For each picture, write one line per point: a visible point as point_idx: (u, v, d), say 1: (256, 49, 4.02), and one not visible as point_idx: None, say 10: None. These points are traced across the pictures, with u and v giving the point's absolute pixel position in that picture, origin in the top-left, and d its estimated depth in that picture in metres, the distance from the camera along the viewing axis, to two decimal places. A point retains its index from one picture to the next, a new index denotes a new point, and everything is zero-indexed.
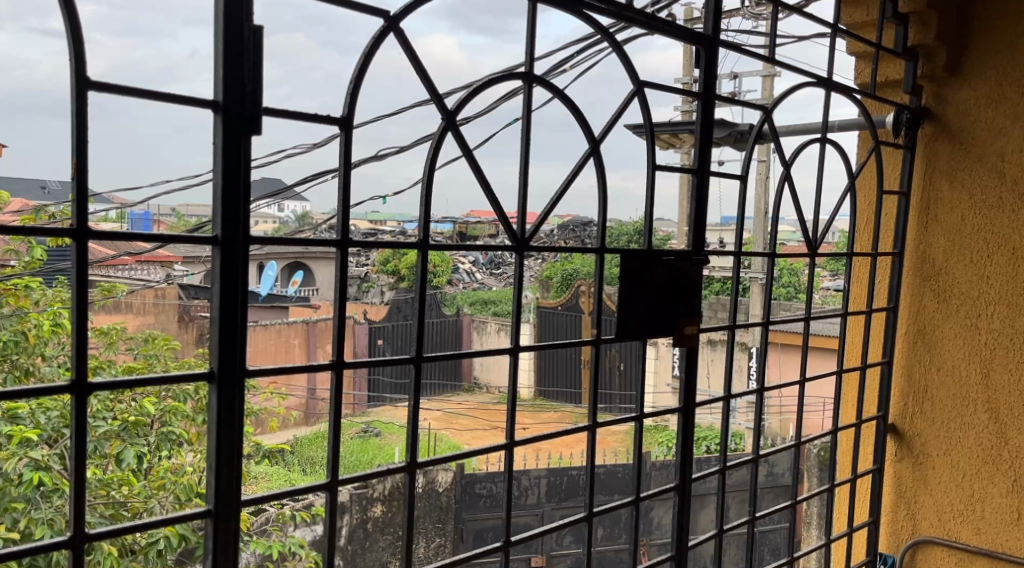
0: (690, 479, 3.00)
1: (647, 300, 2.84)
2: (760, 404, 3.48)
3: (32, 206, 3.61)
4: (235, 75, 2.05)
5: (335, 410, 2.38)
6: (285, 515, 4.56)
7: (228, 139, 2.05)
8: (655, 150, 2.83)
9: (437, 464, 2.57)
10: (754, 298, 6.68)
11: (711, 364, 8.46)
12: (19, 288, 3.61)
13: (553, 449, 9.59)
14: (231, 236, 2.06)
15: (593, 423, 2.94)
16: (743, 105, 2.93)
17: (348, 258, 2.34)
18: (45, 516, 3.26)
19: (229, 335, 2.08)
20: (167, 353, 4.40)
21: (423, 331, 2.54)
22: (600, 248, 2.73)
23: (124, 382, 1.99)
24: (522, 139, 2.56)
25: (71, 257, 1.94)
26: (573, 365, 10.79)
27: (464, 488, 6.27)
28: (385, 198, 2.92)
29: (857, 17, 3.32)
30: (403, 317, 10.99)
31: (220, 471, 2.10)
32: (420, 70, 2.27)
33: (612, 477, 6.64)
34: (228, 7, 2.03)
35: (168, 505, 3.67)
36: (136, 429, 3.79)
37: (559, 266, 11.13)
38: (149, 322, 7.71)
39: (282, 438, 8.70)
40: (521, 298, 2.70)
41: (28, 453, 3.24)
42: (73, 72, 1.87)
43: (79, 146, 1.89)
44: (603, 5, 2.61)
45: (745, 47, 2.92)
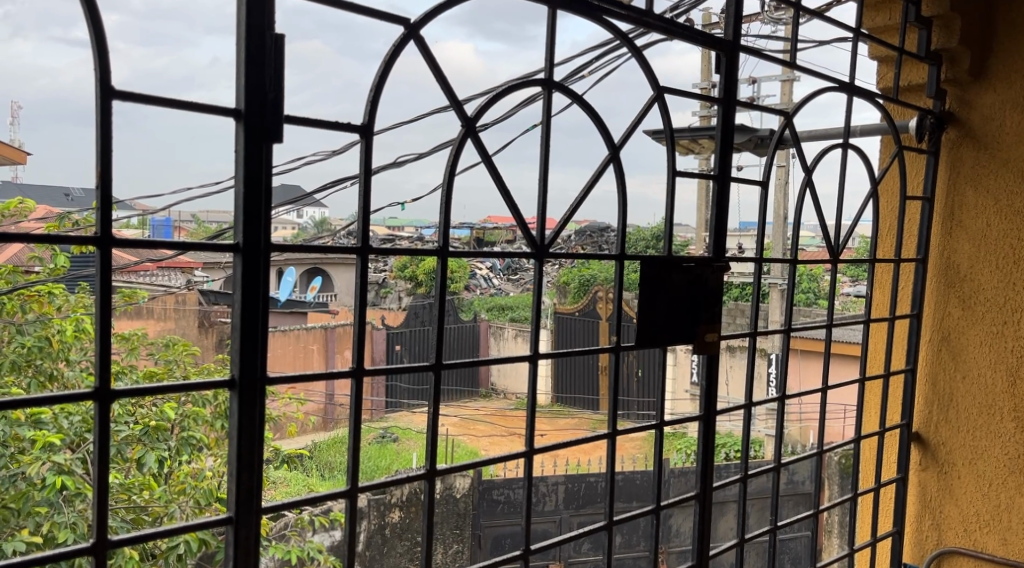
0: (711, 487, 2.98)
1: (667, 306, 2.83)
2: (782, 412, 3.44)
3: (55, 212, 3.61)
4: (258, 83, 2.05)
5: (355, 416, 2.38)
6: (304, 519, 4.55)
7: (250, 147, 2.05)
8: (675, 156, 2.82)
9: (455, 471, 2.56)
10: (774, 303, 6.64)
11: (730, 371, 8.42)
12: (42, 295, 3.63)
13: (570, 456, 9.57)
14: (252, 243, 2.06)
15: (613, 431, 2.92)
16: (763, 111, 2.91)
17: (368, 264, 2.34)
18: (67, 520, 3.25)
19: (250, 341, 2.08)
20: (187, 359, 4.41)
21: (443, 338, 2.53)
22: (620, 254, 2.72)
23: (145, 389, 1.99)
24: (542, 145, 2.55)
25: (95, 264, 1.94)
26: (590, 371, 10.77)
27: (482, 494, 6.24)
28: (403, 205, 2.88)
29: (880, 20, 3.29)
30: (421, 323, 10.99)
31: (240, 478, 2.10)
32: (440, 76, 2.27)
33: (630, 484, 6.58)
34: (251, 15, 2.03)
35: (188, 510, 3.69)
36: (157, 434, 3.77)
37: (577, 271, 11.15)
38: (169, 327, 7.76)
39: (301, 443, 8.71)
40: (540, 303, 2.69)
41: (51, 458, 3.25)
42: (98, 81, 1.88)
43: (103, 154, 1.90)
44: (624, 10, 2.60)
45: (765, 52, 2.91)
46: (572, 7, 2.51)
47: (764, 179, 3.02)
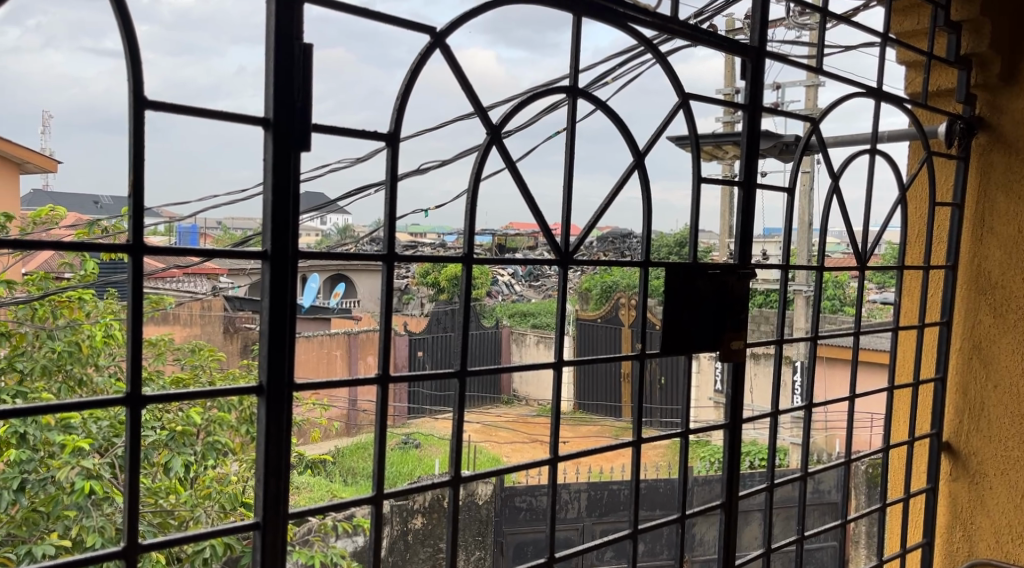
0: (737, 495, 2.96)
1: (692, 313, 2.81)
2: (808, 420, 3.41)
3: (85, 219, 3.63)
4: (286, 92, 2.06)
5: (380, 422, 2.38)
6: (328, 525, 4.54)
7: (279, 155, 2.06)
8: (700, 162, 2.80)
9: (480, 478, 2.56)
10: (799, 311, 6.59)
11: (755, 379, 8.37)
12: (73, 301, 3.67)
13: (593, 463, 9.54)
14: (280, 250, 2.07)
15: (638, 439, 2.90)
16: (788, 117, 2.90)
17: (394, 271, 2.34)
18: (96, 524, 3.25)
19: (278, 348, 2.08)
20: (212, 364, 4.42)
21: (468, 345, 2.53)
22: (645, 262, 2.71)
23: (175, 395, 2.00)
24: (566, 152, 2.55)
25: (127, 272, 1.96)
26: (613, 378, 10.74)
27: (504, 501, 6.22)
28: (427, 212, 2.88)
29: (907, 26, 3.30)
30: (443, 329, 11.00)
31: (268, 484, 2.10)
32: (466, 84, 2.27)
33: (654, 492, 6.52)
34: (279, 24, 2.04)
35: (213, 514, 3.68)
36: (183, 438, 3.80)
37: (599, 278, 11.13)
38: (195, 333, 7.80)
39: (323, 448, 8.75)
40: (564, 310, 2.68)
41: (80, 462, 3.26)
42: (131, 90, 1.89)
43: (136, 163, 1.91)
44: (649, 17, 2.60)
45: (791, 57, 2.89)
46: (597, 14, 2.51)
47: (790, 186, 3.00)
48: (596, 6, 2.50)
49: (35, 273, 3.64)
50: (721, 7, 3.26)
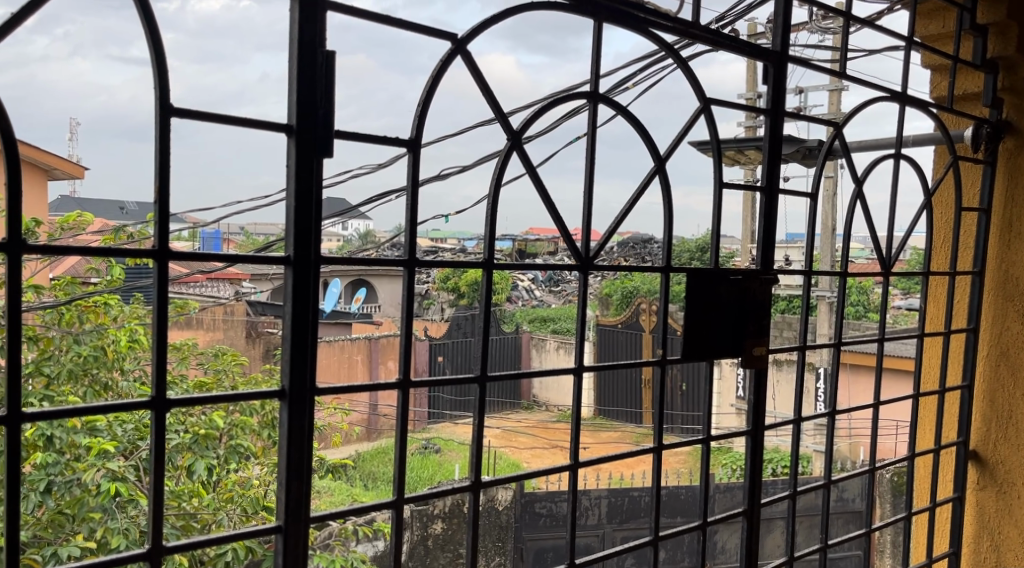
0: (759, 503, 2.94)
1: (714, 320, 2.80)
2: (832, 427, 3.37)
3: (111, 225, 3.65)
4: (309, 99, 2.07)
5: (400, 427, 2.38)
6: (349, 528, 4.53)
7: (302, 161, 2.07)
8: (721, 167, 2.79)
9: (500, 483, 2.55)
10: (823, 317, 6.53)
11: (777, 386, 8.32)
12: (99, 305, 3.70)
13: (614, 470, 9.51)
14: (302, 255, 2.08)
15: (658, 445, 2.89)
16: (811, 121, 2.88)
17: (415, 276, 2.34)
18: (121, 525, 3.26)
19: (300, 353, 2.09)
20: (235, 368, 4.44)
21: (488, 349, 2.52)
22: (666, 267, 2.70)
23: (199, 398, 2.01)
24: (587, 157, 2.54)
25: (151, 276, 1.96)
26: (633, 384, 10.70)
27: (524, 507, 6.21)
28: (447, 217, 2.87)
29: (932, 29, 3.29)
30: (463, 334, 11.00)
31: (290, 488, 2.11)
32: (487, 90, 2.28)
33: (675, 499, 6.49)
34: (302, 31, 2.05)
35: (235, 518, 3.73)
36: (206, 442, 3.81)
37: (620, 283, 11.10)
38: (218, 338, 7.84)
39: (344, 453, 8.76)
40: (585, 316, 2.67)
41: (105, 465, 3.30)
42: (157, 97, 1.90)
43: (162, 169, 1.93)
44: (669, 22, 2.59)
45: (814, 61, 2.88)
46: (619, 19, 2.51)
47: (814, 191, 2.98)
48: (618, 12, 2.50)
49: (62, 278, 3.66)
50: (743, 12, 3.24)
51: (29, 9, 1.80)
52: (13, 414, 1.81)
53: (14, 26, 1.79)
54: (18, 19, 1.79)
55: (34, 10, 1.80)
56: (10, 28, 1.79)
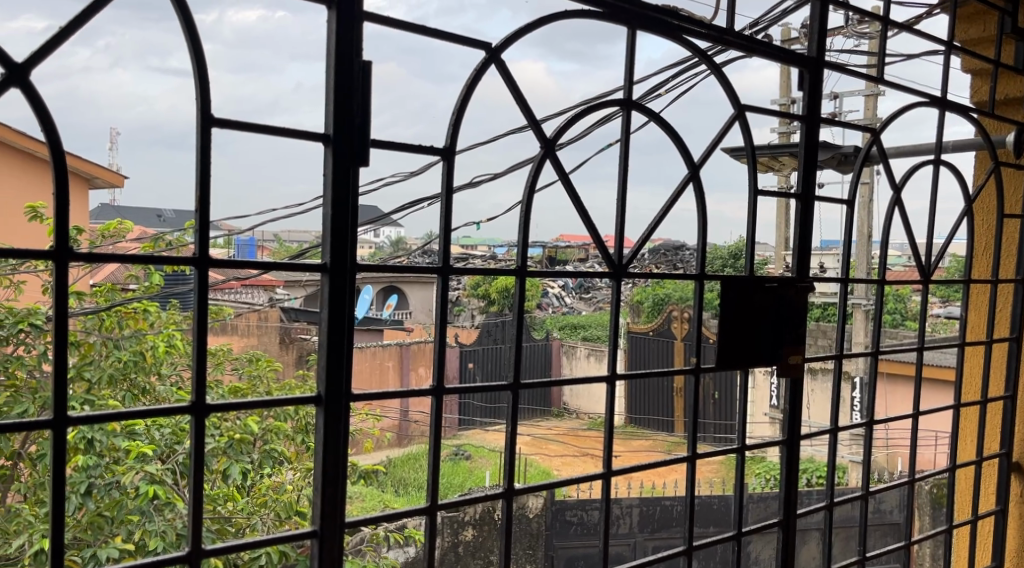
0: (795, 513, 2.91)
1: (751, 328, 2.78)
2: (870, 439, 3.32)
3: (150, 233, 3.68)
4: (345, 108, 2.07)
5: (433, 434, 2.38)
6: (380, 534, 4.48)
7: (338, 171, 2.08)
8: (756, 174, 2.76)
9: (532, 491, 2.54)
10: (858, 325, 6.45)
11: (812, 395, 8.22)
12: (138, 312, 3.73)
13: (645, 479, 9.45)
14: (339, 262, 2.08)
15: (692, 454, 2.86)
16: (847, 127, 2.86)
17: (449, 283, 2.33)
18: (158, 528, 3.27)
19: (335, 359, 2.09)
20: (270, 374, 4.45)
21: (521, 357, 2.51)
22: (700, 274, 2.68)
23: (238, 403, 2.01)
24: (620, 163, 2.53)
25: (192, 283, 1.98)
26: (665, 393, 10.63)
27: (555, 515, 6.14)
28: (479, 224, 2.84)
29: (973, 33, 3.25)
30: (494, 341, 11.00)
31: (325, 492, 2.11)
32: (520, 98, 2.28)
33: (708, 509, 6.43)
34: (339, 42, 2.06)
35: (269, 523, 3.71)
36: (241, 446, 3.82)
37: (651, 291, 11.05)
38: (252, 344, 7.87)
39: (376, 459, 8.78)
40: (618, 323, 2.65)
41: (144, 467, 3.31)
42: (198, 107, 1.92)
43: (203, 178, 1.94)
44: (703, 29, 2.58)
45: (850, 67, 2.85)
46: (653, 27, 2.50)
47: (850, 198, 2.95)
48: (654, 19, 2.49)
49: (103, 284, 3.71)
50: (778, 17, 3.22)
51: (76, 23, 1.82)
52: (57, 418, 1.82)
53: (60, 40, 1.81)
54: (65, 33, 1.81)
55: (80, 25, 1.82)
56: (57, 42, 1.81)
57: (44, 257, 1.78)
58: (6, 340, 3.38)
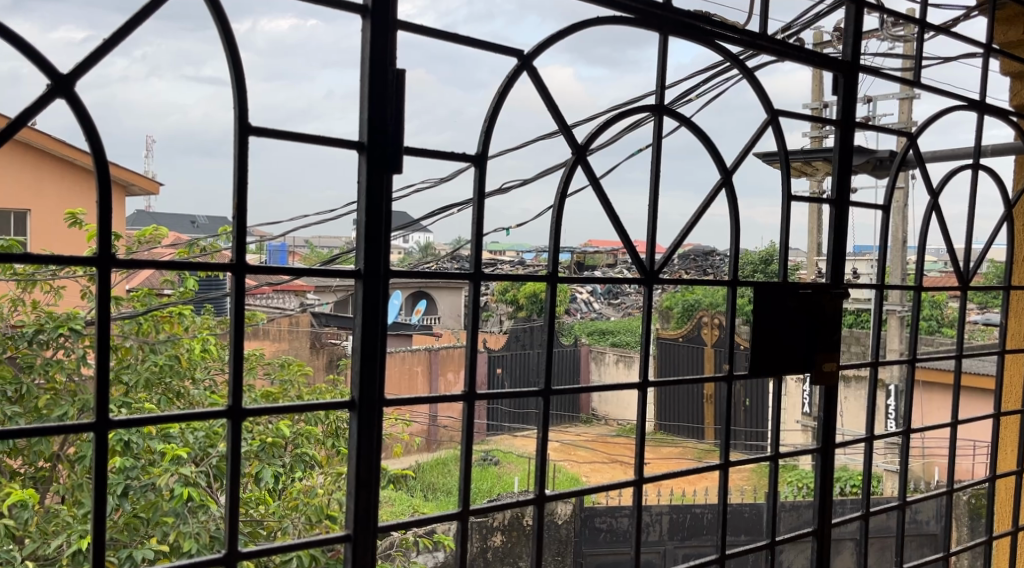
0: (831, 523, 2.86)
1: (785, 335, 2.75)
2: (906, 447, 3.27)
3: (184, 238, 3.70)
4: (379, 115, 2.07)
5: (464, 439, 2.37)
6: (409, 538, 4.45)
7: (372, 177, 2.07)
8: (790, 180, 2.73)
9: (565, 497, 2.52)
10: (893, 332, 6.38)
11: (846, 403, 8.13)
12: (173, 316, 3.77)
13: (675, 486, 9.39)
14: (373, 268, 2.08)
15: (725, 462, 2.83)
16: (882, 132, 2.82)
17: (481, 289, 2.33)
18: (193, 529, 3.28)
19: (369, 364, 2.08)
20: (301, 378, 4.46)
21: (552, 363, 2.49)
22: (733, 280, 2.65)
23: (275, 408, 2.02)
24: (652, 169, 2.51)
25: (228, 289, 1.98)
26: (695, 399, 10.57)
27: (585, 521, 6.11)
28: (508, 230, 2.84)
29: (1012, 35, 3.20)
30: (522, 346, 10.97)
31: (358, 497, 2.10)
32: (551, 104, 2.27)
33: (739, 516, 6.37)
34: (374, 50, 2.06)
35: (299, 526, 3.66)
36: (273, 450, 3.84)
37: (681, 296, 10.98)
38: (283, 348, 7.89)
39: (405, 464, 8.79)
40: (650, 330, 2.63)
41: (179, 469, 3.31)
42: (235, 116, 1.92)
43: (240, 186, 1.94)
44: (736, 34, 2.56)
45: (885, 70, 2.82)
46: (685, 32, 2.48)
47: (887, 203, 2.91)
48: (685, 25, 2.47)
49: (140, 289, 3.75)
50: (811, 21, 3.19)
51: (119, 35, 1.83)
52: (99, 422, 1.83)
53: (104, 52, 1.83)
54: (108, 46, 1.83)
55: (123, 36, 1.84)
56: (100, 54, 1.83)
57: (87, 264, 1.79)
58: (46, 344, 3.44)
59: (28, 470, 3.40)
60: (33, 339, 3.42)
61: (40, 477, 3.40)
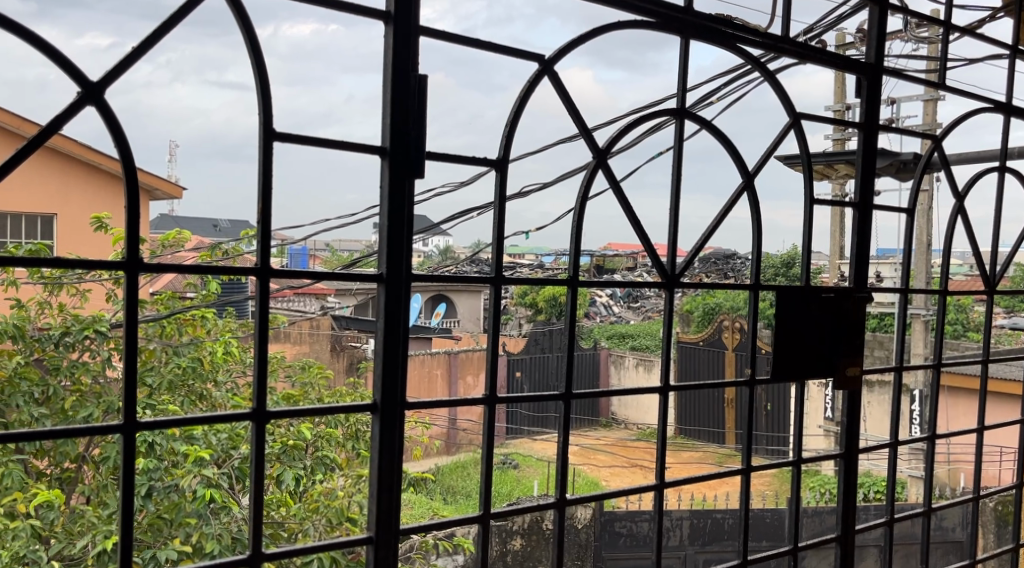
0: (854, 529, 2.83)
1: (809, 339, 2.73)
2: (932, 453, 3.24)
3: (206, 242, 3.71)
4: (401, 120, 2.07)
5: (485, 443, 2.36)
6: (429, 541, 4.43)
7: (394, 182, 2.07)
8: (812, 182, 2.71)
9: (585, 501, 2.51)
10: (917, 336, 6.32)
11: (869, 408, 8.06)
12: (196, 319, 3.80)
13: (696, 491, 9.34)
14: (396, 273, 2.07)
15: (747, 467, 2.81)
16: (905, 134, 2.79)
17: (502, 293, 2.32)
18: (215, 531, 3.29)
19: (392, 367, 2.08)
20: (321, 381, 4.47)
21: (573, 367, 2.48)
22: (755, 284, 2.63)
23: (299, 411, 2.02)
24: (673, 173, 2.50)
25: (253, 292, 1.98)
26: (716, 404, 10.53)
27: (604, 525, 6.08)
28: (528, 233, 2.84)
29: None
30: (542, 350, 10.95)
31: (381, 499, 2.10)
32: (572, 108, 2.27)
33: (761, 522, 6.32)
34: (396, 56, 2.06)
35: (321, 528, 3.65)
36: (294, 452, 3.85)
37: (702, 300, 10.93)
38: (304, 351, 7.92)
39: (425, 466, 8.80)
40: (671, 333, 2.62)
41: (202, 471, 3.32)
42: (261, 122, 1.92)
43: (265, 191, 1.94)
44: (758, 38, 2.54)
45: (908, 73, 2.79)
46: (707, 37, 2.47)
47: (911, 206, 2.88)
48: (706, 29, 2.46)
49: (164, 292, 3.77)
50: (833, 23, 3.17)
51: (148, 43, 1.84)
52: (126, 423, 1.84)
53: (133, 60, 1.84)
54: (137, 54, 1.84)
55: (152, 44, 1.85)
56: (129, 62, 1.84)
57: (115, 269, 1.80)
58: (72, 346, 3.46)
59: (53, 471, 3.42)
60: (60, 341, 3.43)
61: (66, 477, 3.41)
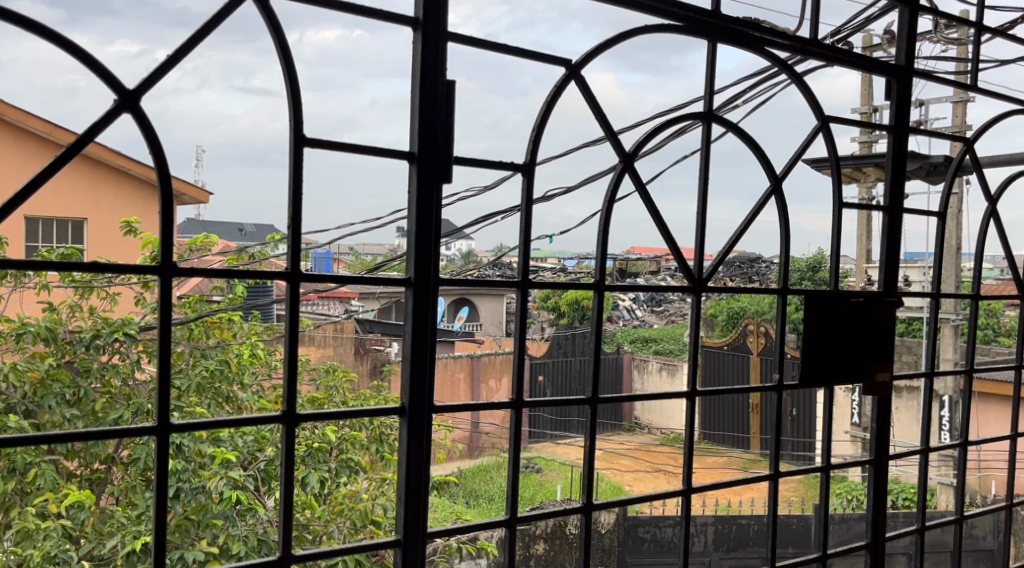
0: (885, 536, 2.79)
1: (839, 343, 2.69)
2: (964, 460, 3.18)
3: (233, 246, 3.72)
4: (429, 124, 2.06)
5: (512, 447, 2.34)
6: (453, 546, 4.40)
7: (422, 186, 2.06)
8: (841, 186, 2.68)
9: (611, 507, 2.48)
10: (947, 341, 6.24)
11: (898, 414, 7.98)
12: (223, 321, 3.80)
13: (720, 496, 9.27)
14: (423, 277, 2.06)
15: (775, 472, 2.77)
16: (935, 136, 2.76)
17: (529, 296, 2.30)
18: (241, 532, 3.30)
19: (419, 370, 2.07)
20: (346, 384, 4.46)
21: (599, 372, 2.45)
22: (785, 288, 2.60)
23: (328, 413, 2.01)
24: (700, 176, 2.47)
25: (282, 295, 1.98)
26: (741, 409, 10.47)
27: (628, 531, 6.03)
28: (552, 237, 2.81)
29: None
30: (565, 354, 10.78)
31: (409, 503, 2.08)
32: (599, 112, 2.25)
33: (787, 528, 6.26)
34: (425, 60, 2.05)
35: (345, 531, 3.67)
36: (319, 455, 3.84)
37: (726, 304, 10.88)
38: (327, 354, 7.95)
39: (447, 470, 8.80)
40: (699, 337, 2.59)
41: (228, 473, 3.34)
42: (291, 127, 1.92)
43: (294, 196, 1.94)
44: (787, 41, 2.52)
45: (938, 75, 2.76)
46: (735, 39, 2.44)
47: (942, 209, 2.85)
48: (734, 31, 2.44)
49: (191, 295, 3.79)
50: (861, 25, 3.14)
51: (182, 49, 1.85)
52: (159, 425, 1.84)
53: (167, 66, 1.84)
54: (171, 60, 1.84)
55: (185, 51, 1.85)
56: (163, 68, 1.84)
57: (149, 272, 1.80)
58: (103, 348, 3.46)
59: (84, 471, 3.45)
60: (91, 344, 3.44)
61: (96, 478, 3.44)
